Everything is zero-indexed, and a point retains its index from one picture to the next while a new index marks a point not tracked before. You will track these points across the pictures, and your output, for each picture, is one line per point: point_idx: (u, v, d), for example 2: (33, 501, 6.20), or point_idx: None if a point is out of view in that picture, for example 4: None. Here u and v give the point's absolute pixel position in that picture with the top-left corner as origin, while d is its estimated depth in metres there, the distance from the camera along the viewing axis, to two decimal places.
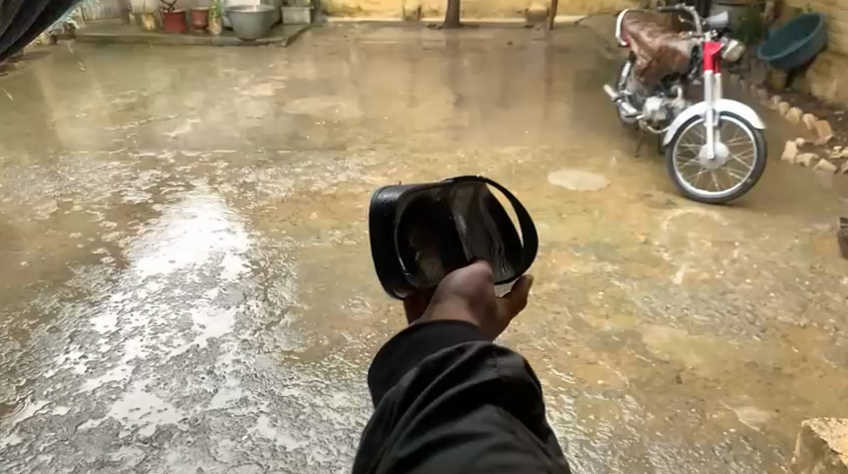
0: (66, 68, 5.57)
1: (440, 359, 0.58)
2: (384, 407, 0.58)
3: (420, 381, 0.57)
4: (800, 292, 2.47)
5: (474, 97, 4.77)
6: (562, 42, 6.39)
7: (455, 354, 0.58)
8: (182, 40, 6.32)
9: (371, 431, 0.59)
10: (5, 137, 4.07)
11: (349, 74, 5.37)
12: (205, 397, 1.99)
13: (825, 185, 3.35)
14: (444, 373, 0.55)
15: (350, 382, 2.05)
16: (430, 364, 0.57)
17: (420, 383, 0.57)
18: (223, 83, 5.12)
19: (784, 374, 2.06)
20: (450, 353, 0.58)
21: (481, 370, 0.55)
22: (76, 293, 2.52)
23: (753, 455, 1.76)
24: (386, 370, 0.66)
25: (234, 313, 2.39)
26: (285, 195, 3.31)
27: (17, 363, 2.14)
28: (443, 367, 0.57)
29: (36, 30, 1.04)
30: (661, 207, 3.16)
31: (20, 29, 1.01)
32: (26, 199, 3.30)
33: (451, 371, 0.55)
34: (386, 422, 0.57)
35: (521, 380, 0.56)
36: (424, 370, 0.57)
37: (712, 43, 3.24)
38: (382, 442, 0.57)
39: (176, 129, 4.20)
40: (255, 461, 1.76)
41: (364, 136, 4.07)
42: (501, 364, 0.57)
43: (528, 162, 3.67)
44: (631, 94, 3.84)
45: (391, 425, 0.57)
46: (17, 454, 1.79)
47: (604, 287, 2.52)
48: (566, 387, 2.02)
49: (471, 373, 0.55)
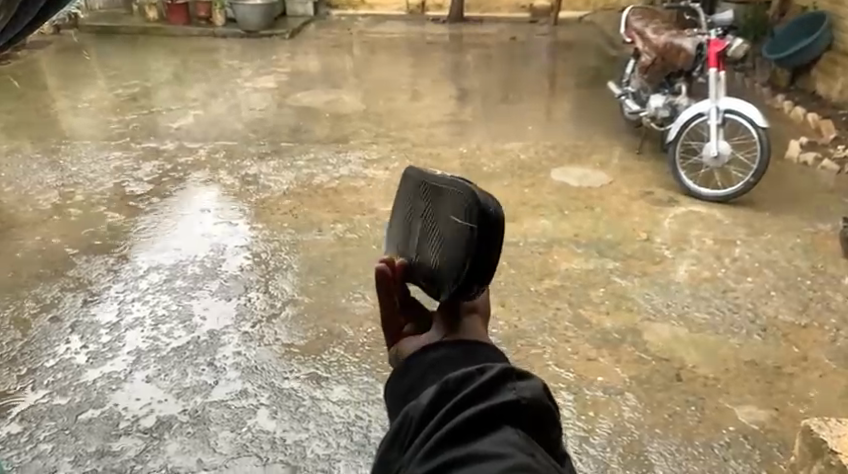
0: (69, 58, 5.56)
1: (459, 380, 0.65)
2: (404, 421, 0.65)
3: (438, 399, 0.64)
4: (801, 291, 2.46)
5: (477, 92, 4.76)
6: (566, 37, 6.37)
7: (474, 375, 0.65)
8: (185, 32, 6.32)
9: (390, 445, 0.65)
10: (7, 126, 4.07)
11: (352, 68, 5.36)
12: (205, 389, 2.00)
13: (828, 184, 3.34)
14: (463, 392, 0.63)
15: (350, 376, 2.06)
16: (450, 383, 0.65)
17: (438, 401, 0.64)
18: (226, 75, 5.11)
19: (784, 373, 2.06)
20: (469, 374, 0.65)
21: (499, 391, 0.62)
22: (77, 283, 2.52)
23: (752, 454, 1.76)
24: (406, 386, 0.74)
25: (235, 305, 2.39)
26: (287, 188, 3.31)
27: (18, 353, 2.14)
28: (461, 387, 0.64)
29: (40, 20, 1.04)
30: (663, 204, 3.16)
31: (24, 18, 1.00)
32: (28, 189, 3.30)
33: (471, 389, 0.62)
34: (403, 436, 0.64)
35: (537, 402, 0.63)
36: (445, 388, 0.65)
37: (717, 40, 3.22)
38: (400, 455, 0.63)
39: (178, 120, 4.20)
40: (255, 454, 1.77)
41: (367, 129, 4.06)
42: (520, 387, 0.64)
43: (531, 158, 3.66)
44: (635, 91, 3.83)
45: (409, 440, 0.63)
46: (18, 443, 1.80)
47: (604, 283, 2.52)
48: (565, 384, 2.02)
49: (490, 393, 0.62)
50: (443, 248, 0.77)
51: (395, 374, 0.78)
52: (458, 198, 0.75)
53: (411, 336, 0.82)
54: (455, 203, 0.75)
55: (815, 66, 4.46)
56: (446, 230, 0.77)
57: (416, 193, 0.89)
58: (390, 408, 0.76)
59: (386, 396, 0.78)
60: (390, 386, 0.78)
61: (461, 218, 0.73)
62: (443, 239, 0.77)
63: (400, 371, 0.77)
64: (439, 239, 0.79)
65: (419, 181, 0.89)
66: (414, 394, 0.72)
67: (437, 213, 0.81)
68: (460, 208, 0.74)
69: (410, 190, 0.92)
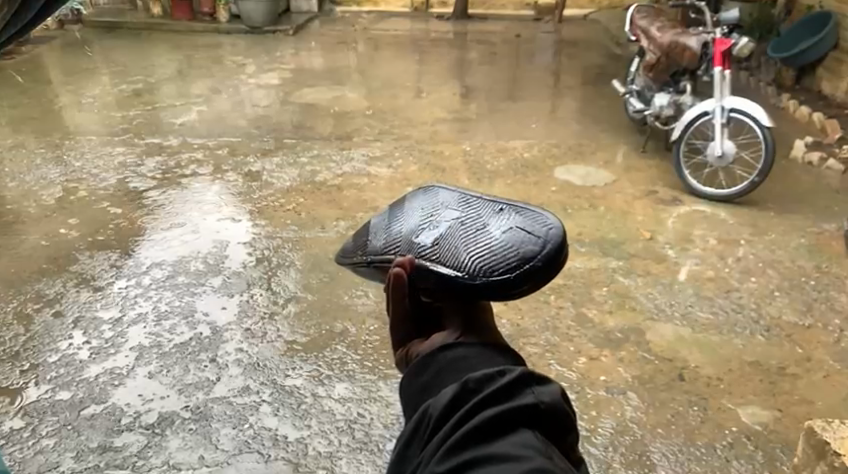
0: (72, 53, 5.56)
1: (480, 380, 0.75)
2: (426, 415, 0.75)
3: (460, 396, 0.74)
4: (806, 292, 2.45)
5: (480, 89, 4.76)
6: (572, 35, 6.35)
7: (494, 378, 0.75)
8: (190, 27, 6.31)
9: (412, 440, 0.76)
10: (11, 121, 4.07)
11: (356, 64, 5.34)
12: (207, 385, 2.00)
13: (833, 184, 3.33)
14: (482, 394, 0.73)
15: (352, 373, 2.05)
16: (470, 383, 0.75)
17: (460, 397, 0.74)
18: (230, 71, 5.11)
19: (787, 373, 2.06)
20: (490, 376, 0.75)
21: (519, 394, 0.73)
22: (80, 279, 2.52)
23: (754, 455, 1.76)
24: (421, 384, 0.84)
25: (238, 301, 2.39)
26: (290, 185, 3.30)
27: (21, 348, 2.15)
28: (481, 388, 0.74)
29: (31, 25, 1.04)
30: (667, 204, 3.15)
31: (16, 25, 1.01)
32: (32, 184, 3.30)
33: (490, 392, 0.72)
34: (425, 431, 0.74)
35: (555, 404, 0.73)
36: (465, 388, 0.75)
37: (722, 39, 3.21)
38: (421, 448, 0.74)
39: (181, 116, 4.20)
40: (256, 450, 1.77)
41: (371, 126, 4.06)
42: (538, 392, 0.74)
43: (535, 156, 3.65)
44: (640, 90, 3.82)
45: (430, 434, 0.74)
46: (20, 438, 1.81)
47: (608, 283, 2.51)
48: (568, 383, 2.01)
49: (510, 396, 0.72)
50: (508, 249, 0.95)
51: (410, 368, 0.88)
52: (530, 219, 0.99)
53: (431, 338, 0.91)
54: (526, 222, 0.99)
55: (821, 65, 4.44)
56: (512, 236, 0.96)
57: (454, 208, 1.06)
58: (406, 401, 0.86)
59: (400, 389, 0.88)
60: (403, 381, 0.88)
61: (536, 230, 0.96)
62: (508, 242, 0.96)
63: (416, 365, 0.87)
64: (500, 242, 0.96)
65: (462, 203, 1.08)
66: (431, 393, 0.82)
67: (492, 225, 1.00)
68: (533, 225, 0.97)
69: (442, 207, 1.08)
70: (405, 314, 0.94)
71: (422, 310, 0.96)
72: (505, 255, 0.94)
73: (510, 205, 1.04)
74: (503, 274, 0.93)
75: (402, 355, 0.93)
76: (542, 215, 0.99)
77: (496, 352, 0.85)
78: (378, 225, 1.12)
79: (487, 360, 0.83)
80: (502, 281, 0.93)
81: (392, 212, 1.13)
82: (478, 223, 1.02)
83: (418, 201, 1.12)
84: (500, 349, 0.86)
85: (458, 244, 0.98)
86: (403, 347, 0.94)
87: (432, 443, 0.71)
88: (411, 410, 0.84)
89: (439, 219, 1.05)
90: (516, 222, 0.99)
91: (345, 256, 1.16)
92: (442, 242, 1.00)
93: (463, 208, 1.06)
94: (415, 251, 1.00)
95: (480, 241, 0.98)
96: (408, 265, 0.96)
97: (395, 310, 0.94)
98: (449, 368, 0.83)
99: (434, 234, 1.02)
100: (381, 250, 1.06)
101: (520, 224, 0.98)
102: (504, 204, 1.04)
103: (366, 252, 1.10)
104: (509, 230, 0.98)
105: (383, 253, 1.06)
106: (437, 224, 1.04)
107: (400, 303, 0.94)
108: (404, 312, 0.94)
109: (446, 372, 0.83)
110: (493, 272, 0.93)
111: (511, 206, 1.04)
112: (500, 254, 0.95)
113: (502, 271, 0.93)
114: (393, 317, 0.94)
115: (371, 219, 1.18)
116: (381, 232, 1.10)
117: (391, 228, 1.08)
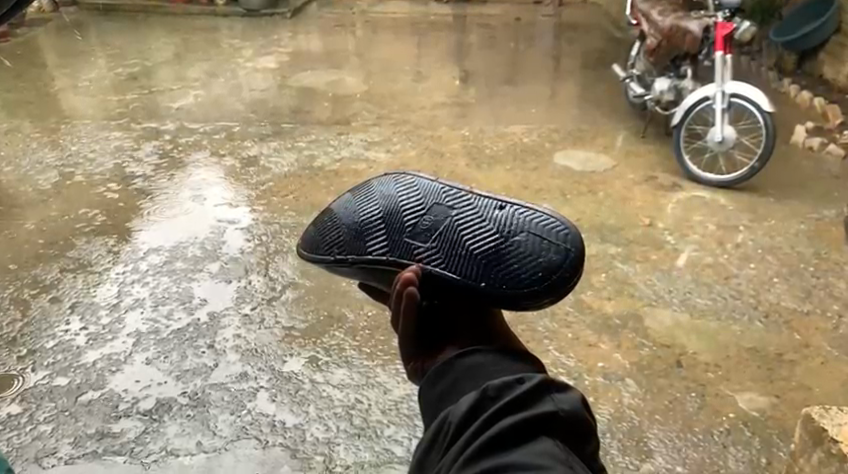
0: (67, 36, 5.50)
1: (499, 388, 0.76)
2: (445, 423, 0.77)
3: (480, 405, 0.75)
4: (804, 278, 2.45)
5: (480, 74, 4.72)
6: (571, 18, 6.30)
7: (512, 385, 0.76)
8: (187, 11, 6.22)
9: (433, 450, 0.77)
10: (6, 106, 4.04)
11: (354, 48, 5.29)
12: (204, 371, 1.99)
13: (833, 170, 3.31)
14: (502, 402, 0.74)
15: (350, 359, 2.05)
16: (490, 391, 0.76)
17: (480, 406, 0.75)
18: (227, 55, 5.06)
19: (785, 360, 2.06)
20: (508, 384, 0.76)
21: (537, 403, 0.74)
22: (77, 265, 2.51)
23: (751, 441, 1.77)
24: (438, 392, 0.85)
25: (234, 287, 2.38)
26: (287, 170, 3.28)
27: (18, 334, 2.14)
28: (500, 396, 0.75)
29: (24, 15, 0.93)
30: (666, 189, 3.13)
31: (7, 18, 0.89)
32: (28, 169, 3.28)
33: (511, 400, 0.73)
34: (444, 441, 0.75)
35: (573, 414, 0.75)
36: (484, 395, 0.76)
37: (725, 23, 3.16)
38: (441, 457, 0.74)
39: (179, 101, 4.17)
40: (254, 436, 1.77)
41: (368, 111, 4.03)
42: (557, 400, 0.75)
43: (534, 140, 3.63)
44: (640, 74, 3.79)
45: (448, 444, 0.74)
46: (18, 424, 1.81)
47: (606, 269, 2.51)
48: (565, 369, 2.01)
49: (527, 405, 0.73)
50: (526, 255, 0.92)
51: (427, 378, 0.89)
52: (540, 220, 0.95)
53: (443, 353, 0.95)
54: (538, 224, 0.94)
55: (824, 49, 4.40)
56: (526, 241, 0.93)
57: (444, 203, 1.02)
58: (423, 408, 0.87)
59: (417, 396, 0.90)
60: (422, 390, 0.89)
61: (552, 236, 0.92)
62: (524, 249, 0.93)
63: (431, 374, 0.88)
64: (513, 248, 0.93)
65: (447, 195, 1.03)
66: (450, 401, 0.82)
67: (496, 224, 0.96)
68: (548, 229, 0.93)
69: (429, 199, 1.03)
70: (415, 332, 0.96)
71: (423, 314, 0.99)
72: (524, 263, 0.92)
73: (512, 200, 0.99)
74: (525, 284, 0.92)
75: (417, 366, 0.97)
76: (552, 215, 0.95)
77: (511, 358, 0.86)
78: (354, 217, 1.08)
79: (503, 368, 0.84)
80: (525, 291, 0.92)
81: (365, 199, 1.09)
82: (479, 220, 0.97)
83: (397, 189, 1.08)
84: (516, 355, 0.88)
85: (463, 249, 0.96)
86: (415, 360, 0.98)
87: (454, 450, 0.72)
88: (429, 418, 0.84)
89: (431, 213, 1.01)
90: (525, 221, 0.95)
91: (315, 250, 1.14)
92: (444, 243, 0.98)
93: (451, 200, 1.02)
94: (418, 258, 0.99)
95: (488, 240, 0.95)
96: (415, 275, 0.96)
97: (405, 331, 0.96)
98: (467, 375, 0.84)
99: (432, 232, 0.99)
100: (368, 249, 1.05)
101: (531, 226, 0.94)
102: (504, 199, 0.99)
103: (347, 247, 1.08)
104: (520, 232, 0.94)
105: (370, 249, 1.05)
106: (431, 220, 1.00)
107: (409, 321, 0.94)
108: (411, 331, 0.96)
109: (463, 379, 0.84)
110: (517, 280, 0.92)
111: (512, 201, 0.99)
112: (519, 259, 0.92)
113: (525, 279, 0.91)
114: (401, 334, 0.97)
115: (336, 204, 1.14)
116: (358, 223, 1.07)
117: (373, 220, 1.06)
